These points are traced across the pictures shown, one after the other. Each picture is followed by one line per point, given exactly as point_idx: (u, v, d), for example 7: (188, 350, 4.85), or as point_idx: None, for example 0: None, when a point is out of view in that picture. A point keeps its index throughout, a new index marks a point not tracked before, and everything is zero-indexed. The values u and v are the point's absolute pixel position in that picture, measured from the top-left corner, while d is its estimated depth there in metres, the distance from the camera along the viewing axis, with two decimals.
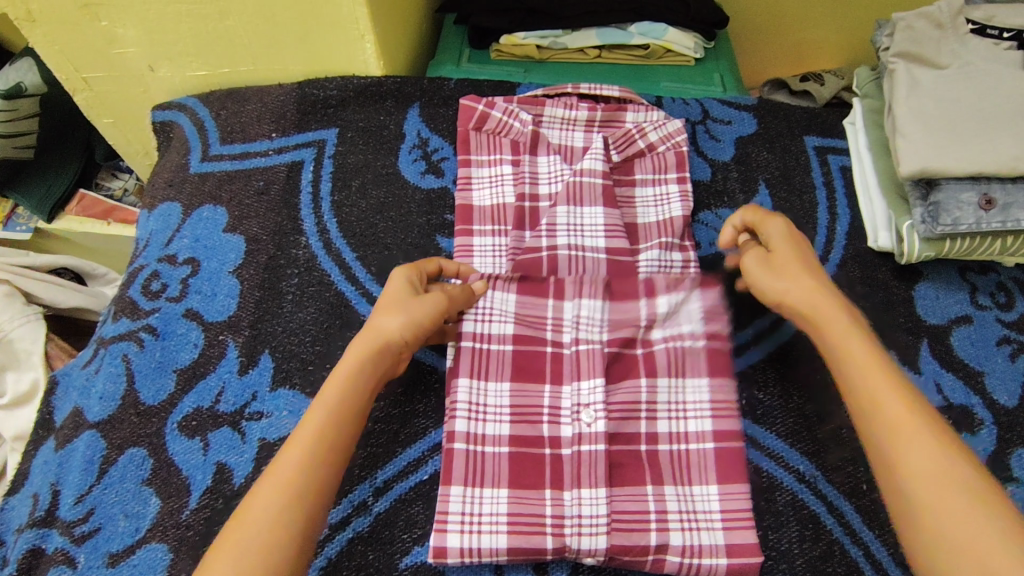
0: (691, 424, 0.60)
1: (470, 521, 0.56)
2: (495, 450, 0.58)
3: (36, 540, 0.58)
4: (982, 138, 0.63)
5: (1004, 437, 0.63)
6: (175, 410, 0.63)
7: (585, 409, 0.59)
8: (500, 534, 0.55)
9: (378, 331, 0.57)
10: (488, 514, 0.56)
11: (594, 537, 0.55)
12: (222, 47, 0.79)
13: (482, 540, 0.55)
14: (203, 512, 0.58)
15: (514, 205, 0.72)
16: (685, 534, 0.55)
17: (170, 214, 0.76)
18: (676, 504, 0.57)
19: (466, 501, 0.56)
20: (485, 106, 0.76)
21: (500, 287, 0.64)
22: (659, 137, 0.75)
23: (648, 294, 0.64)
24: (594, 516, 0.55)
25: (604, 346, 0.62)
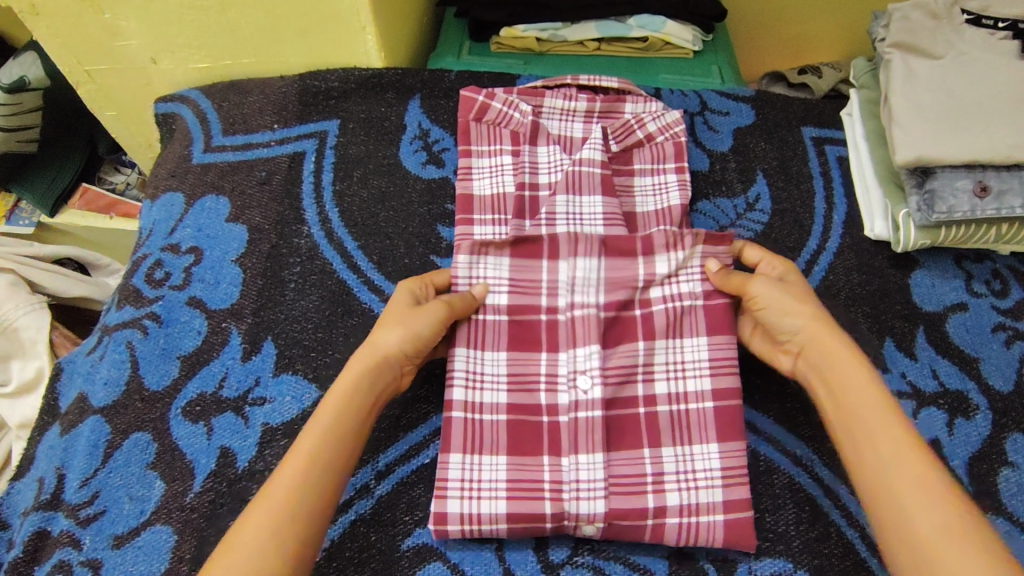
0: (690, 383, 0.61)
1: (470, 487, 0.57)
2: (493, 419, 0.60)
3: (41, 522, 0.59)
4: (976, 128, 0.64)
5: (999, 422, 0.64)
6: (180, 396, 0.64)
7: (581, 375, 0.60)
8: (499, 500, 0.57)
9: (376, 343, 0.58)
10: (488, 480, 0.57)
11: (592, 501, 0.56)
12: (224, 40, 0.79)
13: (481, 506, 0.56)
14: (206, 495, 0.59)
15: (514, 194, 0.73)
16: (682, 494, 0.57)
17: (173, 204, 0.77)
18: (674, 465, 0.58)
19: (465, 468, 0.58)
20: (485, 97, 0.76)
21: (492, 252, 0.64)
22: (658, 127, 0.76)
23: (646, 252, 0.63)
24: (591, 481, 0.57)
25: (601, 310, 0.63)
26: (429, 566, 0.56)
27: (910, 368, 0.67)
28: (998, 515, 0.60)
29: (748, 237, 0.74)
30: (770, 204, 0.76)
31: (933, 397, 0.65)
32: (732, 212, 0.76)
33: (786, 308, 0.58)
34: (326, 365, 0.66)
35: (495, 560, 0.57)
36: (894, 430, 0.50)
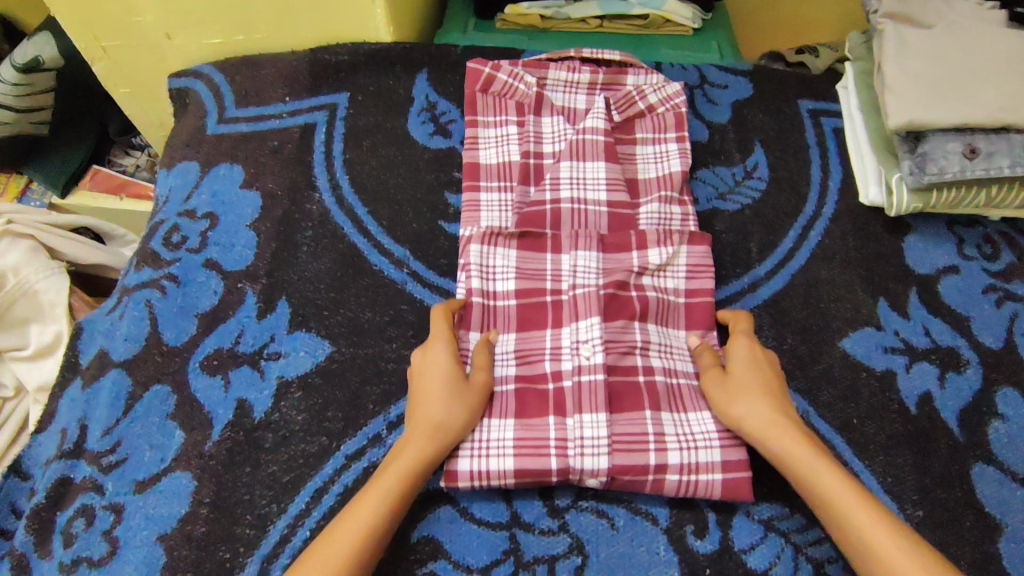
0: (679, 362, 0.64)
1: (479, 446, 0.59)
2: (502, 389, 0.62)
3: (64, 470, 0.62)
4: (968, 91, 0.66)
5: (989, 376, 0.66)
6: (197, 350, 0.66)
7: (584, 344, 0.62)
8: (507, 458, 0.58)
9: (436, 423, 0.57)
10: (496, 440, 0.59)
11: (596, 458, 0.58)
12: (237, 14, 0.82)
13: (490, 464, 0.58)
14: (225, 444, 0.61)
15: (519, 161, 0.75)
16: (683, 454, 0.59)
17: (188, 172, 0.79)
18: (673, 428, 0.60)
19: (475, 430, 0.59)
20: (491, 69, 0.78)
21: (501, 243, 0.67)
22: (659, 98, 0.78)
23: (640, 246, 0.68)
24: (595, 438, 0.58)
25: (600, 288, 0.66)
26: (439, 509, 0.59)
27: (902, 326, 0.69)
28: (989, 463, 0.62)
29: (746, 204, 0.76)
30: (767, 172, 0.79)
31: (924, 353, 0.67)
32: (731, 180, 0.78)
33: (735, 400, 0.58)
34: (339, 323, 0.68)
35: (503, 504, 0.59)
36: (874, 522, 0.51)
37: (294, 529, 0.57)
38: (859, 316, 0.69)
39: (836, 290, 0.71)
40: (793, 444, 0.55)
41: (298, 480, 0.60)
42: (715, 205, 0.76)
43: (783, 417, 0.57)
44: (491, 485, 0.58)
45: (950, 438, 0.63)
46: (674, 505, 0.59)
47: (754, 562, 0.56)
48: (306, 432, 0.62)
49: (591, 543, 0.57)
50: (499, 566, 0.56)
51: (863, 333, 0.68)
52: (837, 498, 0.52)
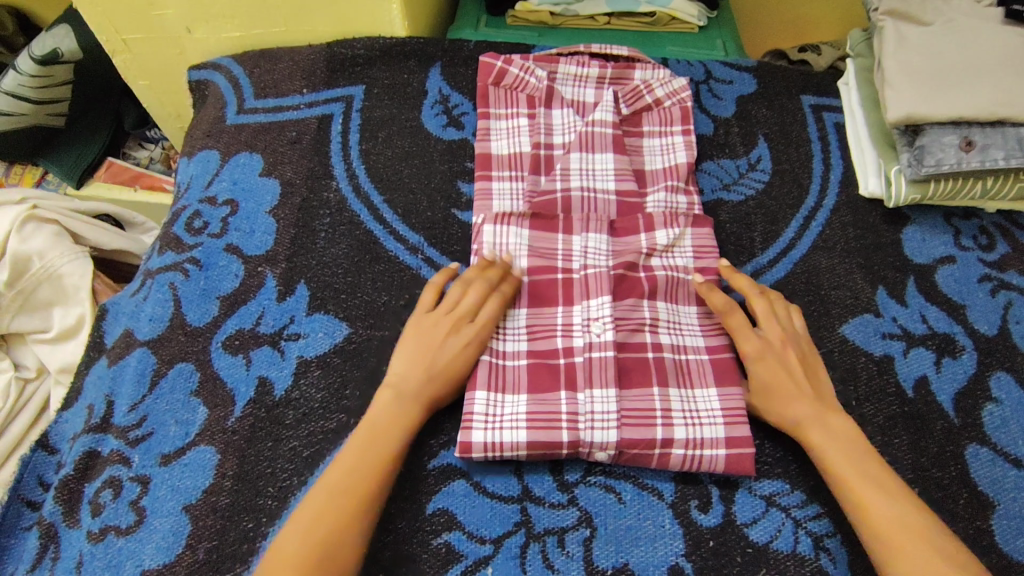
0: (687, 338, 0.66)
1: (493, 420, 0.61)
2: (515, 363, 0.65)
3: (92, 443, 0.64)
4: (965, 86, 0.69)
5: (983, 362, 0.69)
6: (219, 331, 0.69)
7: (595, 321, 0.65)
8: (519, 430, 0.60)
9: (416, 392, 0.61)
10: (510, 413, 0.61)
11: (606, 431, 0.60)
12: (257, 9, 0.84)
13: (504, 436, 0.60)
14: (247, 419, 0.64)
15: (530, 152, 0.77)
16: (688, 430, 0.61)
17: (209, 161, 0.81)
18: (679, 404, 0.62)
19: (490, 403, 0.62)
20: (503, 64, 0.81)
21: (513, 224, 0.70)
22: (666, 93, 0.80)
23: (647, 229, 0.71)
24: (605, 412, 0.61)
25: (610, 270, 0.68)
26: (453, 482, 0.61)
27: (900, 313, 0.71)
28: (983, 444, 0.64)
29: (750, 195, 0.79)
30: (770, 164, 0.81)
31: (921, 339, 0.70)
32: (734, 172, 0.80)
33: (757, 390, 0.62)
34: (356, 306, 0.70)
35: (514, 478, 0.61)
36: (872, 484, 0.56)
37: None
38: (858, 303, 0.72)
39: (837, 278, 0.73)
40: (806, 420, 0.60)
41: (318, 454, 0.62)
42: (720, 196, 0.79)
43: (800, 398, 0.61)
44: (504, 456, 0.60)
45: (945, 419, 0.65)
46: (679, 479, 0.62)
47: (756, 536, 0.59)
48: (325, 409, 0.64)
49: (599, 516, 0.59)
50: (511, 537, 0.58)
51: (862, 319, 0.71)
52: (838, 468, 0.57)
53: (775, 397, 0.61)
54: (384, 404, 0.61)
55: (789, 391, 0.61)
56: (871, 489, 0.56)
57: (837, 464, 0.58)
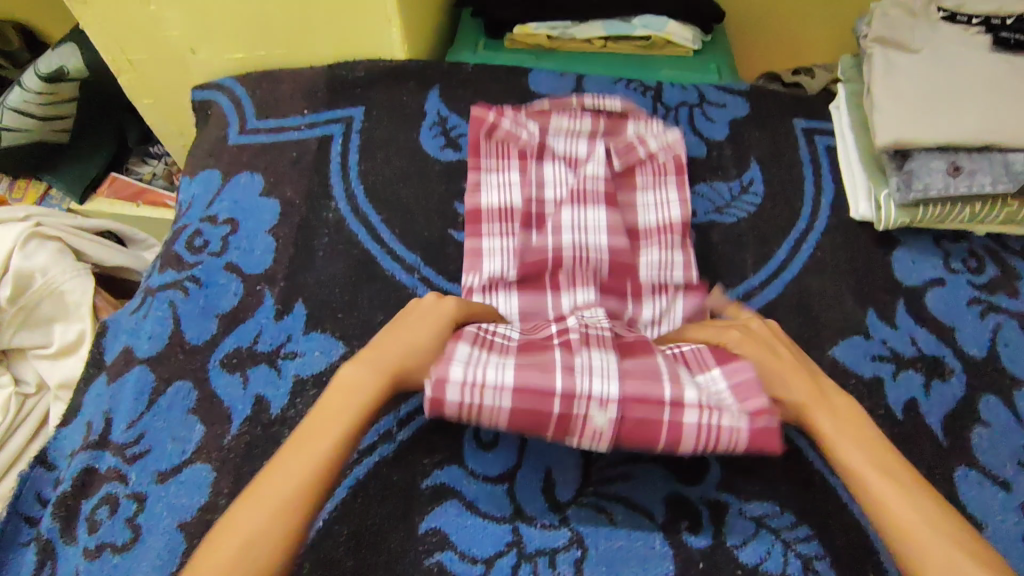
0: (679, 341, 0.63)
1: (472, 374, 0.54)
2: (503, 340, 0.60)
3: (90, 460, 0.65)
4: (953, 113, 0.70)
5: (972, 385, 0.69)
6: (217, 349, 0.70)
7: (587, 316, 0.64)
8: (504, 382, 0.54)
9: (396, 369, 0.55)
10: (494, 369, 0.55)
11: (605, 389, 0.54)
12: (260, 31, 0.86)
13: (484, 384, 0.54)
14: (243, 438, 0.64)
15: (520, 206, 0.76)
16: (699, 395, 0.55)
17: (210, 180, 0.83)
18: (687, 374, 0.57)
19: (470, 357, 0.56)
20: (495, 117, 0.79)
21: (501, 291, 0.71)
22: (659, 146, 0.80)
23: (635, 298, 0.71)
24: (605, 371, 0.55)
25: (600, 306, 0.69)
26: (446, 501, 0.62)
27: (890, 335, 0.72)
28: (971, 466, 0.65)
29: (742, 217, 0.80)
30: (762, 187, 0.82)
31: (911, 361, 0.70)
32: (727, 195, 0.82)
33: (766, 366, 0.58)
34: (353, 325, 0.71)
35: (507, 498, 0.62)
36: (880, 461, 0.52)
37: None
38: (848, 325, 0.73)
39: (827, 300, 0.74)
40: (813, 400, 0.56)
41: None
42: (713, 218, 0.80)
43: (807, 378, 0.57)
44: (484, 405, 0.54)
45: (934, 442, 0.66)
46: (669, 499, 0.62)
47: (746, 557, 0.59)
48: None
49: (590, 537, 0.60)
50: (503, 557, 0.59)
51: (852, 341, 0.71)
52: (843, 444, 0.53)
53: (774, 380, 0.57)
54: (346, 371, 0.54)
55: (791, 371, 0.58)
56: (880, 475, 0.51)
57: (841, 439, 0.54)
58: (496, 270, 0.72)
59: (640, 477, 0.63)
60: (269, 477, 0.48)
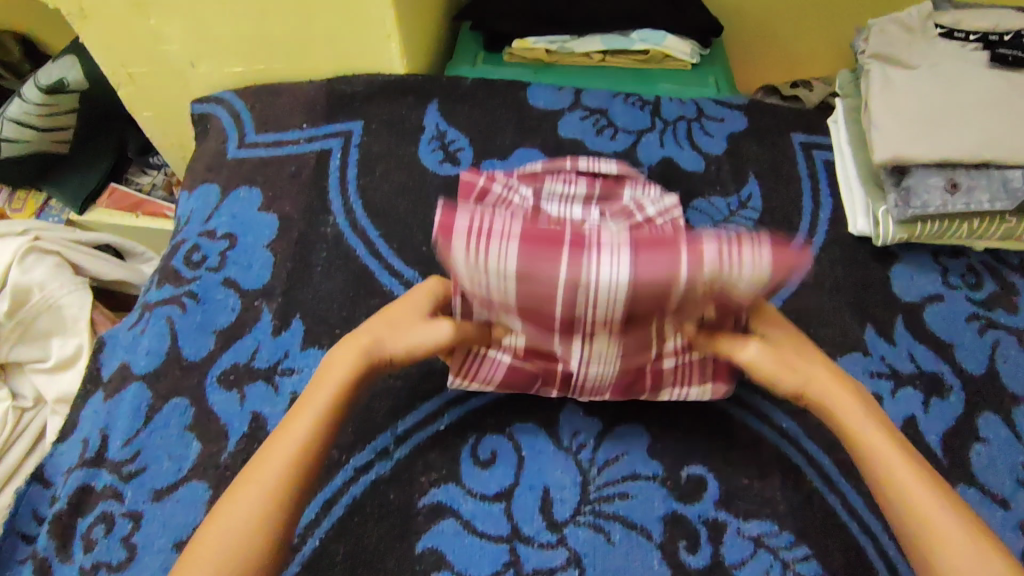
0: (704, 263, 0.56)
1: (478, 227, 0.46)
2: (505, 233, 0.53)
3: (86, 478, 0.64)
4: (950, 130, 0.70)
5: (971, 402, 0.69)
6: (214, 365, 0.70)
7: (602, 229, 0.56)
8: (510, 229, 0.46)
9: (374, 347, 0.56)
10: (500, 222, 0.47)
11: (613, 240, 0.47)
12: (259, 45, 0.86)
13: (489, 233, 0.46)
14: (240, 455, 0.64)
15: (511, 276, 0.53)
16: (720, 236, 0.47)
17: (209, 195, 0.83)
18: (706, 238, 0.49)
19: (474, 214, 0.47)
20: (484, 181, 0.62)
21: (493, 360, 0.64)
22: (660, 210, 0.61)
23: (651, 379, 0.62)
24: (613, 230, 0.48)
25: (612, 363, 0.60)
26: (443, 521, 0.61)
27: (889, 352, 0.72)
28: (970, 485, 0.64)
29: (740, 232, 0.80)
30: (760, 202, 0.82)
31: (910, 378, 0.70)
32: (725, 210, 0.82)
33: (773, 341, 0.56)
34: None
35: (503, 517, 0.61)
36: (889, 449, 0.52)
37: (304, 539, 0.60)
38: (847, 341, 0.72)
39: (826, 317, 0.74)
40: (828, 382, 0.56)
41: None
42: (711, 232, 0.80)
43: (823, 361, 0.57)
44: (492, 247, 0.46)
45: (933, 460, 0.66)
46: (667, 517, 0.62)
47: None
48: None
49: (588, 556, 0.60)
50: None
51: (850, 357, 0.71)
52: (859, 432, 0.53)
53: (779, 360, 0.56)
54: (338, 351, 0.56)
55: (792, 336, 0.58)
56: (899, 465, 0.51)
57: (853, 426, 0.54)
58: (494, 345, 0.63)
59: (638, 496, 0.63)
60: (256, 469, 0.51)
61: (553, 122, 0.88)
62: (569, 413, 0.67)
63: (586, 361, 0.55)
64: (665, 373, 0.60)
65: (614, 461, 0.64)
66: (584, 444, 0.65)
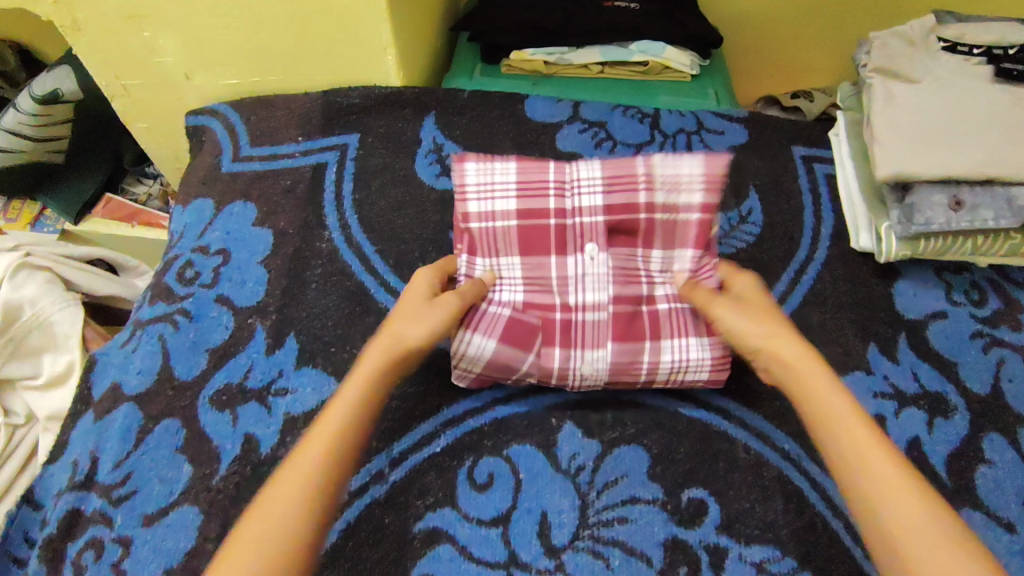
0: (682, 197, 0.68)
1: (486, 185, 0.69)
2: (505, 206, 0.69)
3: (76, 502, 0.63)
4: (954, 146, 0.69)
5: (976, 423, 0.68)
6: (207, 386, 0.68)
7: (584, 203, 0.69)
8: (510, 173, 0.70)
9: (396, 334, 0.60)
10: (501, 182, 0.70)
11: (588, 175, 0.69)
12: (254, 57, 0.85)
13: (495, 177, 0.70)
14: (232, 478, 0.63)
15: (518, 229, 0.69)
16: (665, 168, 0.69)
17: (203, 210, 0.82)
18: (662, 178, 0.68)
19: (480, 176, 0.70)
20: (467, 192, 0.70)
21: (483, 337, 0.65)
22: (662, 199, 0.68)
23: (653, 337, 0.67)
24: (589, 176, 0.69)
25: (610, 303, 0.68)
26: (439, 546, 0.60)
27: (892, 371, 0.71)
28: (975, 508, 0.63)
29: (741, 248, 0.79)
30: (761, 217, 0.81)
31: (913, 398, 0.69)
32: (726, 225, 0.81)
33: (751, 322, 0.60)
34: (345, 359, 0.70)
35: (500, 542, 0.60)
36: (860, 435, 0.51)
37: None
38: (849, 360, 0.71)
39: (828, 335, 0.73)
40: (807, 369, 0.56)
41: None
42: None
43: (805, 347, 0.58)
44: (496, 171, 0.70)
45: (938, 482, 0.64)
46: (668, 543, 0.60)
47: None
48: None
49: None
50: None
51: (853, 377, 0.70)
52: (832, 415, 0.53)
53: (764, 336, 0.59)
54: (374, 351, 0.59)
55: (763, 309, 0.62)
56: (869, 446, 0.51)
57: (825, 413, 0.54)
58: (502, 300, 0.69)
59: (638, 520, 0.61)
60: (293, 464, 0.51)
61: (551, 135, 0.87)
62: (568, 434, 0.66)
63: (581, 283, 0.69)
64: (659, 320, 0.68)
65: (614, 484, 0.63)
66: (583, 466, 0.64)
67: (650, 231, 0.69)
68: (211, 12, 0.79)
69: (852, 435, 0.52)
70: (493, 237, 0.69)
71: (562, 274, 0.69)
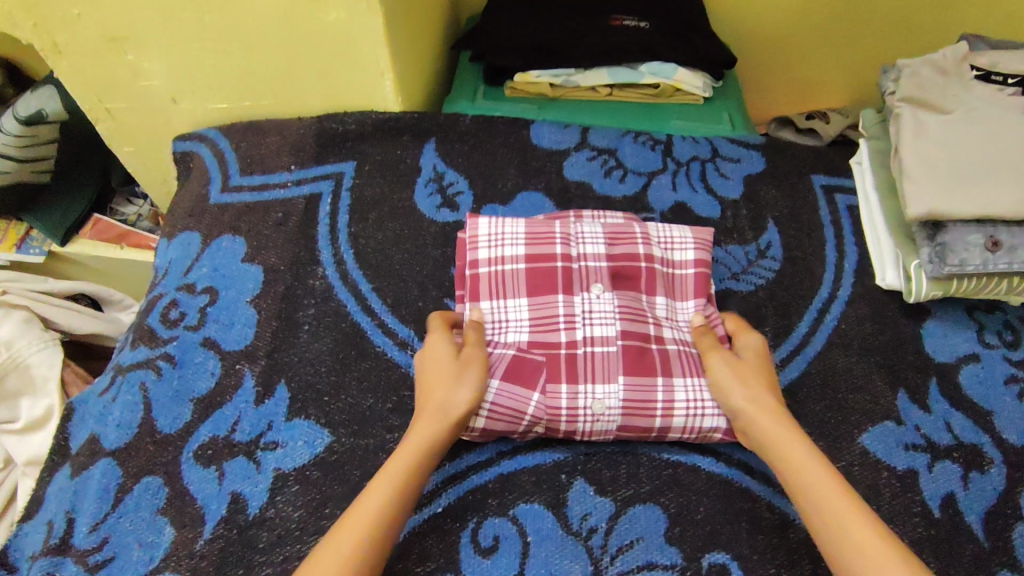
0: (676, 252, 0.71)
1: (496, 236, 0.69)
2: (513, 253, 0.68)
3: (50, 568, 0.58)
4: (991, 184, 0.64)
5: (1014, 477, 0.63)
6: (191, 439, 0.64)
7: (588, 252, 0.69)
8: (519, 223, 0.70)
9: (441, 405, 0.59)
10: (510, 230, 0.69)
11: (592, 237, 0.70)
12: (245, 82, 0.81)
13: (506, 225, 0.69)
14: (217, 543, 0.58)
15: (526, 271, 0.67)
16: (661, 230, 0.72)
17: (189, 244, 0.77)
18: (657, 236, 0.71)
19: (492, 226, 0.70)
20: (471, 237, 0.69)
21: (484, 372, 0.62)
22: (662, 249, 0.71)
23: (665, 374, 0.63)
24: (592, 233, 0.70)
25: (619, 340, 0.64)
26: None
27: (923, 421, 0.66)
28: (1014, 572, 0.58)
29: (760, 285, 0.75)
30: (781, 251, 0.77)
31: (947, 450, 0.65)
32: (744, 259, 0.76)
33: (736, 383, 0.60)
34: (339, 410, 0.65)
35: None
36: (839, 503, 0.52)
37: None
38: (878, 409, 0.67)
39: (855, 380, 0.68)
40: (781, 431, 0.57)
41: None
42: (729, 285, 0.74)
43: (779, 412, 0.58)
44: (506, 225, 0.69)
45: (975, 543, 0.60)
46: None
47: None
48: (302, 531, 0.59)
49: None
50: None
51: (883, 428, 0.66)
52: (810, 481, 0.54)
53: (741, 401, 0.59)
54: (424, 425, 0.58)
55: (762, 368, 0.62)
56: (850, 517, 0.51)
57: (803, 476, 0.54)
58: (504, 342, 0.65)
59: None
60: (328, 547, 0.51)
61: (558, 163, 0.83)
62: (579, 492, 0.62)
63: (589, 318, 0.66)
64: (671, 358, 0.64)
65: (629, 548, 0.58)
66: (596, 528, 0.60)
67: (655, 281, 0.69)
68: (199, 36, 0.75)
69: (834, 508, 0.52)
70: (500, 280, 0.68)
71: (569, 312, 0.66)
